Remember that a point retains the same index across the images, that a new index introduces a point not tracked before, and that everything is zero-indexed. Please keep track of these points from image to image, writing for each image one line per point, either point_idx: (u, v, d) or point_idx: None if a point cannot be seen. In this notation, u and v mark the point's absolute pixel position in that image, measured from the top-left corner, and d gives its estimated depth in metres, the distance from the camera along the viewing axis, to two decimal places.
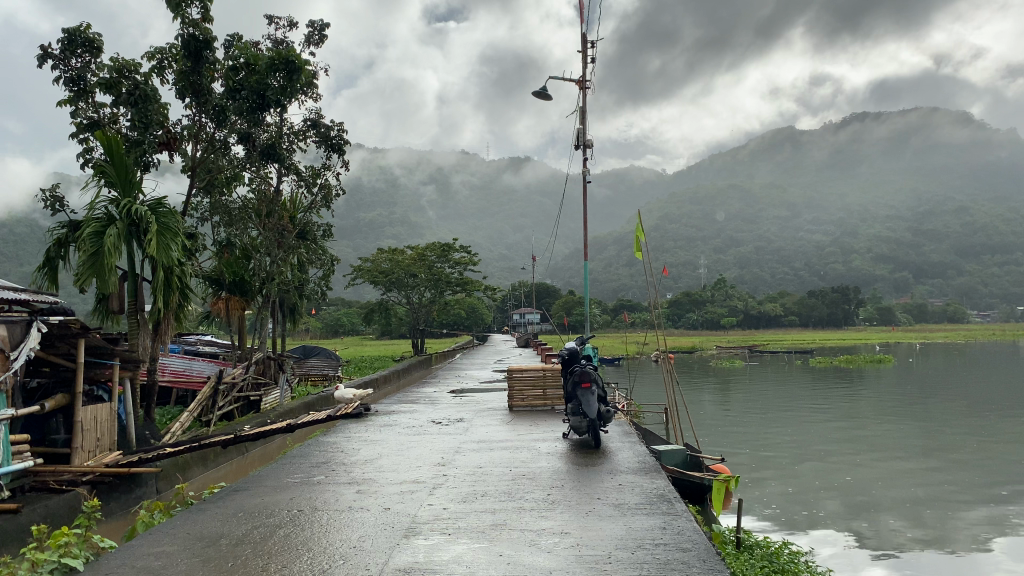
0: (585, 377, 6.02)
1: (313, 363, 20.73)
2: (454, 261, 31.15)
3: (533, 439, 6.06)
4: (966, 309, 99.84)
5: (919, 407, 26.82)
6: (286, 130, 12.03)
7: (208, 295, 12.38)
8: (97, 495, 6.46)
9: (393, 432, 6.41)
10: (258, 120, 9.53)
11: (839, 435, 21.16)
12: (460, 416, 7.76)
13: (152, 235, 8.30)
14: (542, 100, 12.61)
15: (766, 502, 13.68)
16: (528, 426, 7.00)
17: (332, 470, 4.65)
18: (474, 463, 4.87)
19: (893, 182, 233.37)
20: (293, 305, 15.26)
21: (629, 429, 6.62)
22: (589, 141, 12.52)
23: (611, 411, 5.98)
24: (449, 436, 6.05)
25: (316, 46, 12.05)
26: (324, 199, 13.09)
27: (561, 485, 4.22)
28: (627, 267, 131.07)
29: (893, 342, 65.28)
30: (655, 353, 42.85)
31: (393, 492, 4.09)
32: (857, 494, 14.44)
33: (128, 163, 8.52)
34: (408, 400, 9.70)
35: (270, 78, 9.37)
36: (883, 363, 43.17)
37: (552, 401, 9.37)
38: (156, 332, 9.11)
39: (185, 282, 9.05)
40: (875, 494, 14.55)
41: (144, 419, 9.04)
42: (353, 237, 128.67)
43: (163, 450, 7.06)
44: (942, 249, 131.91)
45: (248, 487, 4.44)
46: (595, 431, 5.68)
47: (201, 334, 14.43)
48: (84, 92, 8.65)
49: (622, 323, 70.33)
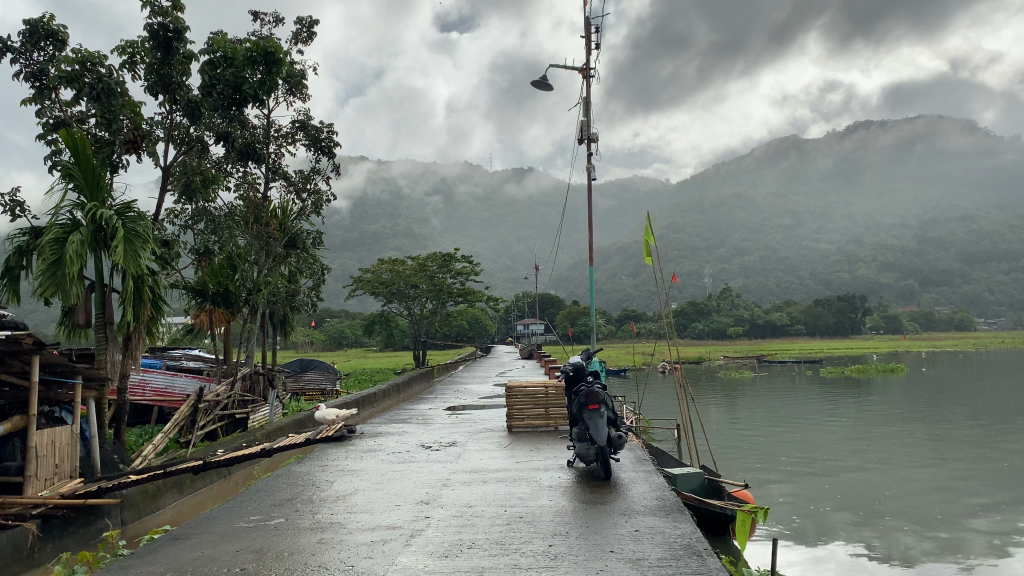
0: (592, 397, 5.29)
1: (310, 376, 20.09)
2: (455, 271, 30.40)
3: (531, 468, 5.36)
4: (973, 317, 98.88)
5: (931, 415, 26.18)
6: (271, 132, 11.47)
7: (192, 306, 11.75)
8: (49, 531, 5.73)
9: (375, 459, 5.70)
10: (235, 117, 8.84)
11: (852, 445, 20.40)
12: (453, 438, 7.04)
13: (119, 242, 7.60)
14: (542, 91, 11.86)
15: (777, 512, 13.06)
16: (528, 451, 6.27)
17: (295, 512, 3.99)
18: (463, 501, 4.19)
19: (898, 191, 232.38)
20: (284, 318, 14.62)
21: (643, 456, 5.91)
22: (594, 136, 11.83)
23: (623, 437, 5.26)
24: (440, 464, 5.35)
25: (304, 44, 11.43)
26: (315, 206, 12.43)
27: (568, 532, 3.49)
28: (632, 278, 130.33)
29: (902, 351, 64.52)
30: (662, 364, 42.09)
31: (358, 543, 3.38)
32: (866, 503, 13.84)
33: (94, 165, 7.87)
34: (398, 419, 8.97)
35: (247, 72, 8.74)
36: (895, 372, 42.44)
37: (555, 422, 8.64)
38: (125, 346, 8.39)
39: (158, 293, 8.38)
40: (886, 502, 13.97)
41: (114, 440, 8.36)
42: (357, 249, 128.34)
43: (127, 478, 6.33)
44: (948, 258, 130.93)
45: (192, 535, 3.75)
46: (605, 460, 4.97)
47: (187, 348, 13.75)
48: (46, 88, 7.97)
49: (628, 333, 69.66)
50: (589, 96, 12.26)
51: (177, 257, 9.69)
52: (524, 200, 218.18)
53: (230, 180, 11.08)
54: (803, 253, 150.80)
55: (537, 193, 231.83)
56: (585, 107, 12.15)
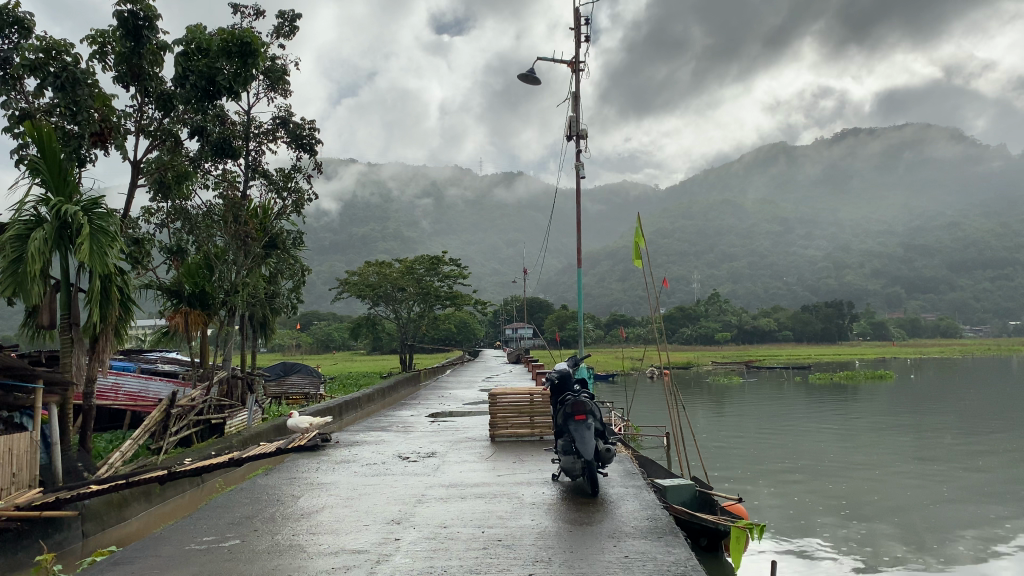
0: (579, 407, 4.98)
1: (292, 380, 19.56)
2: (444, 274, 30.06)
3: (513, 482, 5.06)
4: (958, 324, 99.30)
5: (916, 420, 26.23)
6: (250, 128, 11.16)
7: (167, 307, 11.21)
8: (1, 546, 5.35)
9: (347, 471, 5.37)
10: (208, 111, 8.49)
11: (841, 450, 20.27)
12: (433, 448, 6.72)
13: (83, 238, 7.21)
14: (531, 86, 11.53)
15: (761, 515, 12.99)
16: (511, 462, 5.96)
17: (256, 534, 3.66)
18: (438, 520, 3.86)
19: (886, 199, 233.83)
20: (264, 321, 14.22)
21: (633, 469, 5.60)
22: (582, 132, 11.53)
23: (611, 450, 4.95)
24: (416, 478, 5.01)
25: (286, 38, 11.11)
26: (296, 205, 12.10)
27: (549, 558, 3.18)
28: (620, 283, 130.50)
29: (888, 357, 64.58)
30: (651, 369, 42.01)
31: (317, 572, 3.05)
32: (850, 506, 13.84)
33: (60, 159, 7.47)
34: (379, 427, 8.64)
35: (220, 63, 8.38)
36: (883, 379, 42.29)
37: (540, 431, 8.33)
38: (91, 348, 7.95)
39: (127, 293, 8.02)
40: (869, 505, 13.95)
41: (79, 446, 7.97)
42: (346, 252, 127.84)
43: (88, 488, 5.93)
44: (934, 265, 131.73)
45: (135, 561, 3.38)
46: (592, 474, 4.68)
47: (164, 351, 13.38)
48: (11, 79, 7.60)
49: (617, 338, 69.47)
50: (578, 91, 11.97)
51: (150, 255, 9.28)
52: (514, 205, 218.16)
53: (208, 178, 10.74)
54: (791, 260, 151.31)
55: (526, 196, 231.74)
56: (573, 102, 11.87)
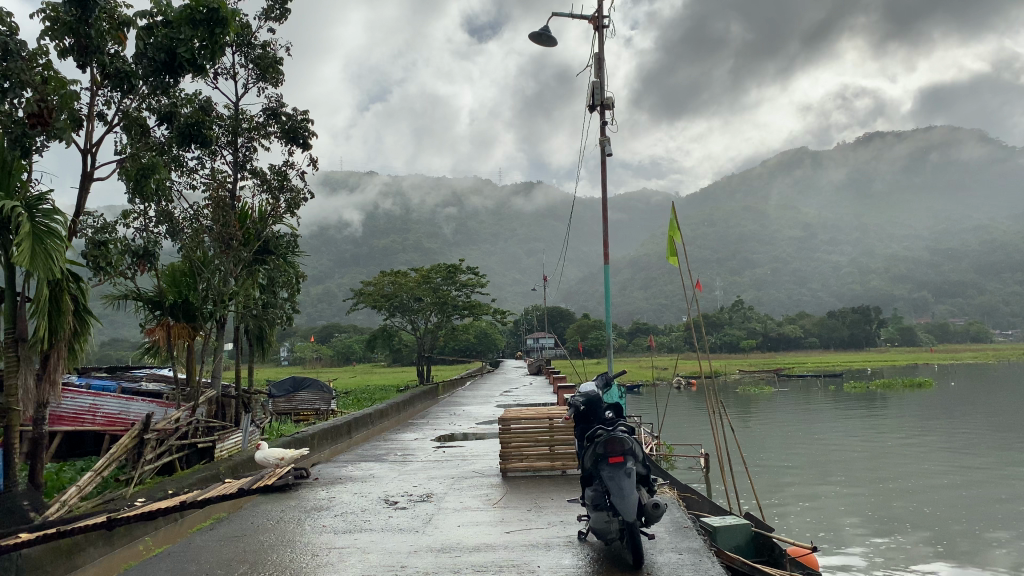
0: (614, 446, 3.85)
1: (302, 396, 18.57)
2: (460, 283, 28.91)
3: (526, 543, 3.89)
4: (989, 328, 96.29)
5: (956, 428, 24.63)
6: (240, 121, 10.18)
7: (149, 320, 10.06)
8: None
9: (319, 525, 4.19)
10: (168, 86, 7.27)
11: (878, 458, 19.05)
12: (429, 488, 5.53)
13: (22, 237, 6.01)
14: (546, 48, 10.33)
15: (789, 523, 12.01)
16: (523, 510, 4.81)
17: None
18: None
19: (911, 203, 229.75)
20: (260, 333, 13.12)
21: (682, 520, 4.48)
22: (606, 100, 10.37)
23: (656, 505, 3.80)
24: (401, 538, 3.81)
25: (276, 20, 10.06)
26: (290, 205, 10.93)
27: None
28: (642, 291, 128.81)
29: (919, 364, 62.22)
30: (676, 380, 40.58)
31: None
32: (881, 511, 12.91)
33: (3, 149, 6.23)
34: (374, 455, 7.49)
35: (185, 32, 7.23)
36: (921, 386, 40.43)
37: (562, 463, 7.20)
38: (43, 370, 6.61)
39: (83, 302, 6.98)
40: (900, 509, 13.02)
41: (29, 482, 6.60)
42: (367, 264, 127.12)
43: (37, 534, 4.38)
44: (962, 270, 128.56)
45: None
46: (633, 537, 3.58)
47: (153, 368, 12.46)
48: None
49: (641, 346, 67.70)
50: (601, 55, 10.76)
51: (116, 260, 8.17)
52: (533, 213, 217.37)
53: (194, 177, 9.75)
54: (816, 267, 148.87)
55: (546, 207, 230.90)
56: (597, 67, 10.66)
